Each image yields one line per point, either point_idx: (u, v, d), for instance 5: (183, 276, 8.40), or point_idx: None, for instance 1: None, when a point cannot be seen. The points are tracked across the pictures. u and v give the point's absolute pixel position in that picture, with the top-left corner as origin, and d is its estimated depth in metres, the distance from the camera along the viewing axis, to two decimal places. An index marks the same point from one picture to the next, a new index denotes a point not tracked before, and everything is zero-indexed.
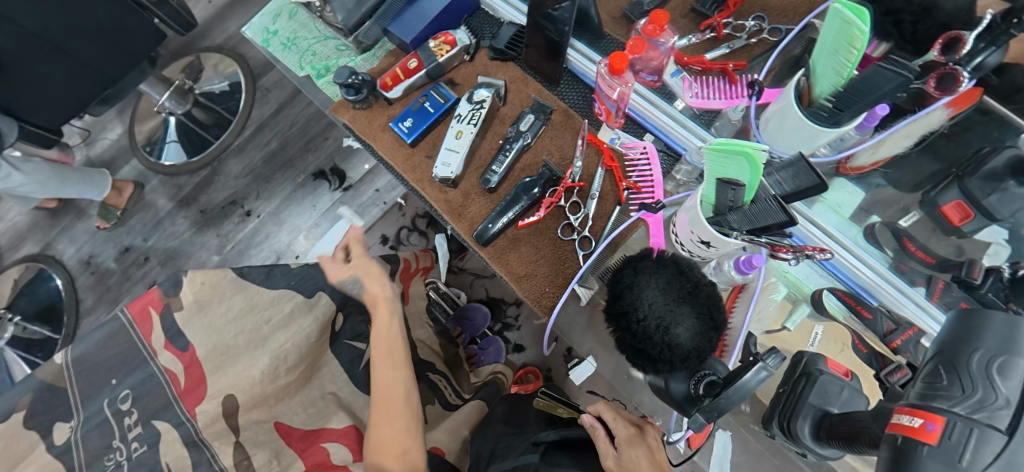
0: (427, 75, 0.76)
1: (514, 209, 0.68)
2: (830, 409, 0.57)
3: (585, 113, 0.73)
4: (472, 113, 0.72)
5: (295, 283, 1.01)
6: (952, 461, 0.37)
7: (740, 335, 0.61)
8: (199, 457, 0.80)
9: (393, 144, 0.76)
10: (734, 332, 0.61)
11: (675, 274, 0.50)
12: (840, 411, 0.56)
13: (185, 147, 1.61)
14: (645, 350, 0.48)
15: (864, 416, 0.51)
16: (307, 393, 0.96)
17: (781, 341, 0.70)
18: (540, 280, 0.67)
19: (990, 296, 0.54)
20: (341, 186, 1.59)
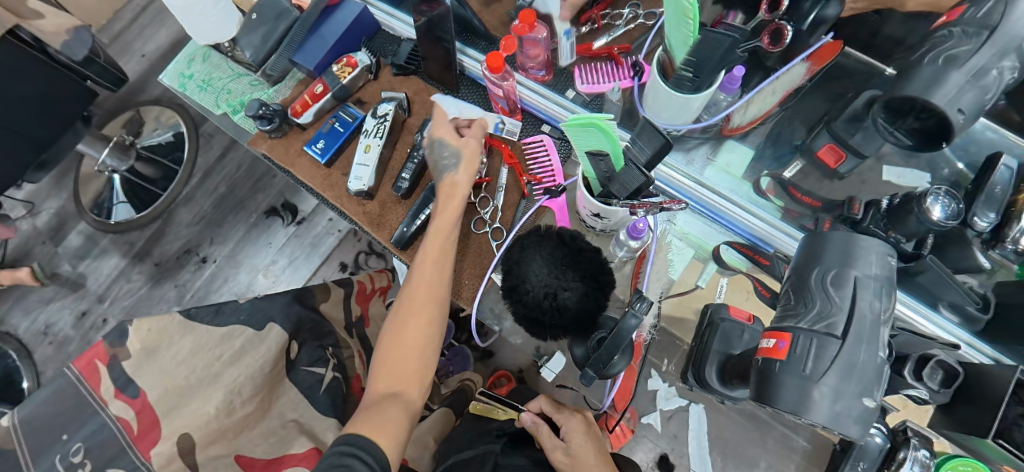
0: (334, 98, 0.79)
1: (427, 210, 0.72)
2: (733, 352, 0.61)
3: (487, 114, 0.78)
4: (378, 126, 0.75)
5: (244, 317, 1.02)
6: (799, 371, 0.40)
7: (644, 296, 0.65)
8: None
9: (311, 167, 0.79)
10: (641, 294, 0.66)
11: (558, 245, 0.54)
12: (740, 352, 0.60)
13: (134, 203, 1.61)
14: (538, 318, 0.52)
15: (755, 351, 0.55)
16: (268, 423, 0.96)
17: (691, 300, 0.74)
18: (458, 273, 0.71)
19: (873, 227, 0.66)
20: (294, 221, 1.61)
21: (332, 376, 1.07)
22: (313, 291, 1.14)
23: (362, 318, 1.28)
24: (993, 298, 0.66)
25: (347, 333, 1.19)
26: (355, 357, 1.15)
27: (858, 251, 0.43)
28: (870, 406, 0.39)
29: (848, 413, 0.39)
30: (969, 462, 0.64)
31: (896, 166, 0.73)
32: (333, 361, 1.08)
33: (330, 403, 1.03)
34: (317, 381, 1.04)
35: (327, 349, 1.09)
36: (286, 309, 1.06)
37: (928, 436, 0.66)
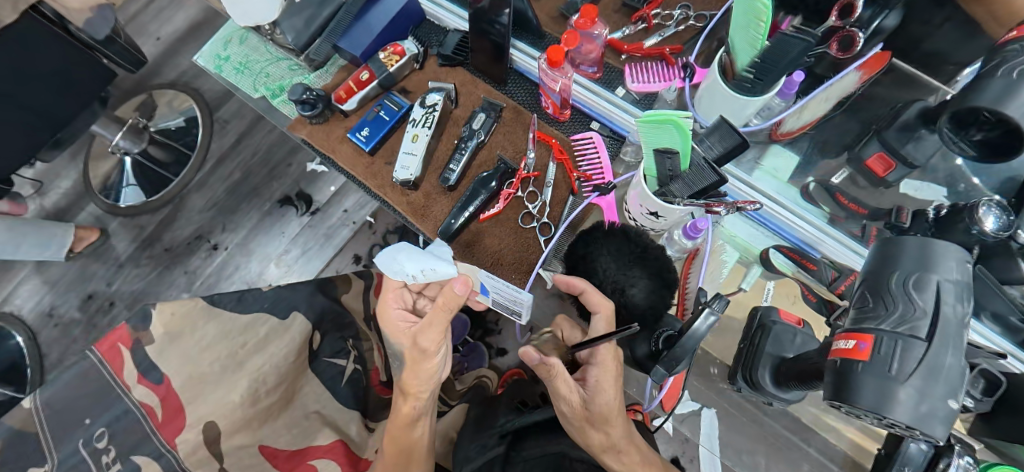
0: (379, 86, 0.78)
1: (474, 203, 0.71)
2: (786, 355, 0.61)
3: (534, 108, 0.77)
4: (426, 116, 0.74)
5: (268, 306, 1.00)
6: (883, 372, 0.40)
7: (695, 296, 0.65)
8: None
9: (353, 154, 0.78)
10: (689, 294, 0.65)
11: (624, 241, 0.54)
12: (794, 355, 0.60)
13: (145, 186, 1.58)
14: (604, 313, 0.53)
15: (814, 354, 0.55)
16: (291, 414, 0.95)
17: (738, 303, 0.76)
18: (505, 268, 0.70)
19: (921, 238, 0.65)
20: (309, 211, 1.58)
21: (354, 368, 1.05)
22: (335, 282, 1.12)
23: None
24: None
25: (367, 326, 1.18)
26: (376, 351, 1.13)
27: (936, 254, 0.43)
28: (954, 408, 0.40)
29: (933, 414, 0.39)
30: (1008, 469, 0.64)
31: (914, 179, 0.73)
32: (354, 352, 1.05)
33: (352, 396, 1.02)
34: (340, 373, 1.03)
35: (349, 341, 1.06)
36: (310, 299, 1.04)
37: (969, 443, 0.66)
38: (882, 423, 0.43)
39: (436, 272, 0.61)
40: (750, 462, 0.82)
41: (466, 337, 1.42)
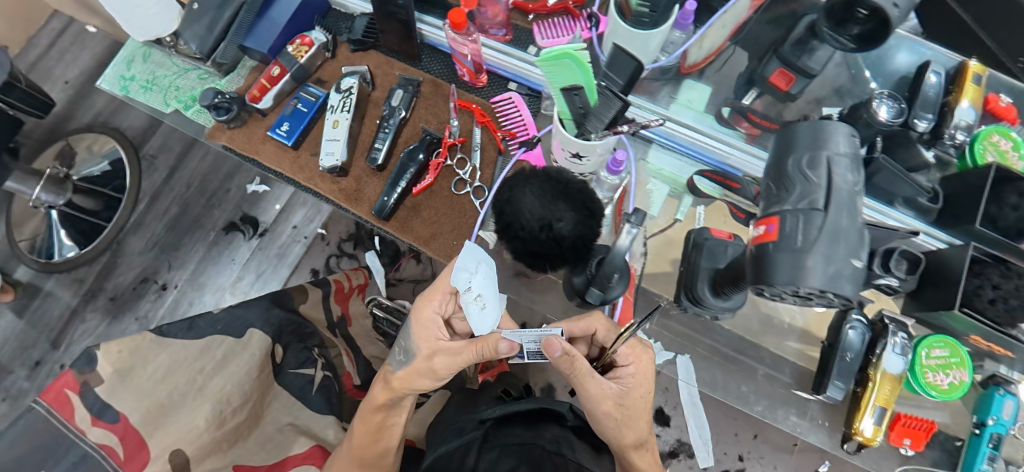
0: (293, 79, 0.77)
1: (405, 178, 0.71)
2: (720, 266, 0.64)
3: (451, 79, 0.78)
4: (344, 101, 0.74)
5: (222, 327, 0.98)
6: (791, 246, 0.42)
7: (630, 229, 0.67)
8: None
9: (277, 152, 0.76)
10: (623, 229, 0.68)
11: (544, 180, 0.55)
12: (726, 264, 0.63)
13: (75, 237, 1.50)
14: (537, 251, 0.53)
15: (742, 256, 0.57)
16: (262, 430, 0.94)
17: (673, 235, 0.77)
18: (444, 236, 0.71)
19: None
20: (256, 233, 1.54)
21: (323, 375, 1.05)
22: (290, 294, 1.11)
23: (344, 318, 1.27)
24: (942, 191, 0.71)
25: (331, 333, 1.18)
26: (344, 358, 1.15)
27: (828, 134, 0.45)
28: (861, 267, 0.42)
29: (842, 275, 0.41)
30: (943, 339, 0.67)
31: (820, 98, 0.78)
32: (321, 359, 1.07)
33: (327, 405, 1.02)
34: (308, 381, 1.03)
35: (313, 350, 1.08)
36: (265, 314, 1.04)
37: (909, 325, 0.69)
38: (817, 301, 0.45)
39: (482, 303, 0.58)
40: None
41: None
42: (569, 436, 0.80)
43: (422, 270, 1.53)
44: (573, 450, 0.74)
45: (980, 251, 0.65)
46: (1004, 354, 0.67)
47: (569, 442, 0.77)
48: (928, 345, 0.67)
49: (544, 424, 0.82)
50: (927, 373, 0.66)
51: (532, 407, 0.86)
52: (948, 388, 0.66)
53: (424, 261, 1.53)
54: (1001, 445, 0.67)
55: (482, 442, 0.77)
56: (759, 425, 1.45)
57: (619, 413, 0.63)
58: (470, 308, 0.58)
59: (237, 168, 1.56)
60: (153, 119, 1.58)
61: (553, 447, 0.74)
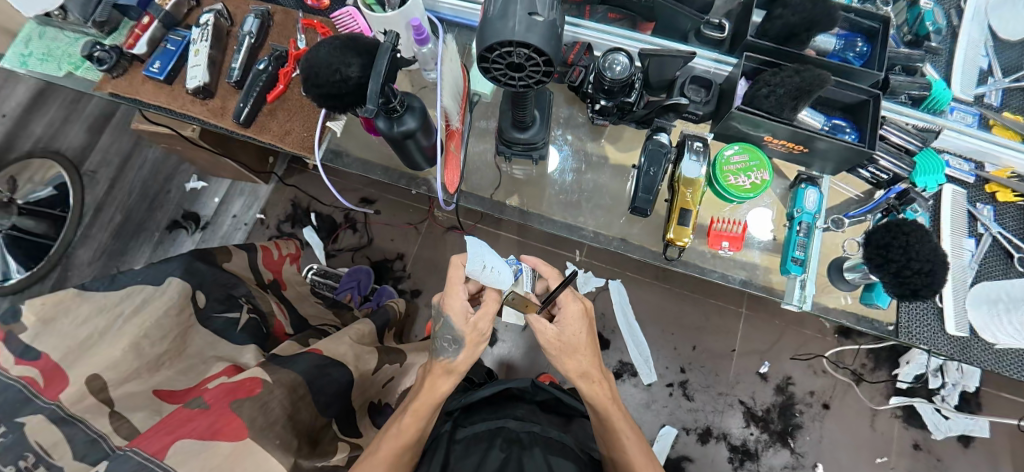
0: (162, 26, 0.89)
1: (256, 89, 0.81)
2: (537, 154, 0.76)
3: (300, 8, 0.90)
4: (203, 33, 0.84)
5: (144, 279, 0.86)
6: (486, 17, 0.51)
7: (450, 94, 0.73)
8: (70, 432, 0.70)
9: (155, 89, 0.87)
10: (451, 94, 0.73)
11: (344, 39, 0.64)
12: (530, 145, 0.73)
13: (20, 258, 1.51)
14: (331, 92, 0.63)
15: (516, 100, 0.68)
16: (186, 361, 0.87)
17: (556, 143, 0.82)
18: (298, 132, 0.82)
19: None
20: (198, 227, 1.59)
21: (249, 317, 1.00)
22: (211, 251, 1.02)
23: (277, 282, 1.21)
24: (733, 25, 0.77)
25: (262, 289, 1.12)
26: (274, 306, 1.10)
27: None
28: (542, 22, 0.50)
29: (526, 27, 0.49)
30: (740, 145, 0.73)
31: None
32: (248, 305, 1.02)
33: (251, 340, 0.97)
34: (232, 321, 0.97)
35: (242, 299, 1.01)
36: (185, 263, 0.93)
37: (707, 138, 0.75)
38: (524, 61, 0.52)
39: (492, 272, 0.71)
40: (604, 239, 0.80)
41: (372, 286, 1.48)
42: (537, 412, 0.85)
43: (358, 237, 1.56)
44: (536, 423, 0.78)
45: (754, 63, 0.71)
46: (801, 152, 0.72)
47: (535, 417, 0.81)
48: (729, 153, 0.72)
49: (512, 404, 0.86)
50: (728, 176, 0.71)
51: (495, 391, 0.87)
52: (749, 188, 0.71)
53: (360, 230, 1.57)
54: (809, 232, 0.71)
55: (450, 435, 0.76)
56: (697, 336, 1.45)
57: (557, 346, 0.71)
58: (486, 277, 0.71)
59: (176, 170, 1.64)
60: (91, 136, 1.65)
61: (518, 427, 0.76)
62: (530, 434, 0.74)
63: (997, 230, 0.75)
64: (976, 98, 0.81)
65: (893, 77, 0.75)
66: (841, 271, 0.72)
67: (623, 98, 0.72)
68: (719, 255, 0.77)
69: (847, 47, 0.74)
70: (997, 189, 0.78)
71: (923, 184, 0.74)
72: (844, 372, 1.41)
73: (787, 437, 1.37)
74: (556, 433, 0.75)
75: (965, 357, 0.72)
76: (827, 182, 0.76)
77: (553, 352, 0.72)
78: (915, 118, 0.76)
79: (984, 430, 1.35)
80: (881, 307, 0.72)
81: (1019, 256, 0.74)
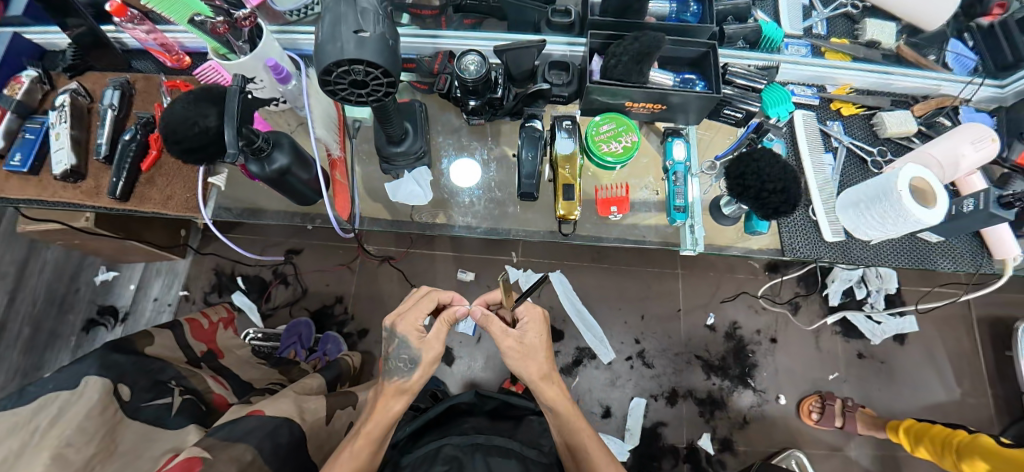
0: (16, 116, 0.85)
1: (127, 160, 0.79)
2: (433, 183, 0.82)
3: (161, 72, 0.89)
4: (60, 115, 0.82)
5: (55, 385, 0.80)
6: (317, 45, 0.53)
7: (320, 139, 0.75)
8: None
9: (21, 183, 0.83)
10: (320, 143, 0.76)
11: (197, 92, 0.64)
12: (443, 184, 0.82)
13: None
14: (194, 145, 0.62)
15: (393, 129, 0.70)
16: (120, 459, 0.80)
17: (480, 130, 0.84)
18: (181, 195, 0.80)
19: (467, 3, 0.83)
20: (119, 319, 1.49)
21: (184, 399, 0.94)
22: (127, 338, 0.96)
23: (212, 352, 1.15)
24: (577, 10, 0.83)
25: (193, 366, 1.06)
26: (210, 381, 1.03)
27: None
28: (369, 37, 0.52)
29: (357, 46, 0.51)
30: (606, 116, 0.77)
31: None
32: (180, 387, 0.95)
33: (189, 423, 0.92)
34: (164, 406, 0.90)
35: (171, 381, 0.94)
36: (98, 358, 0.87)
37: (576, 115, 0.79)
38: (365, 78, 0.54)
39: (410, 194, 0.79)
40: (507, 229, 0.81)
41: (316, 336, 1.44)
42: (483, 422, 0.85)
43: (293, 290, 1.51)
44: (482, 434, 0.77)
45: (599, 37, 0.76)
46: (662, 110, 0.78)
47: (479, 429, 0.81)
48: (597, 124, 0.77)
49: (459, 419, 0.86)
50: (601, 144, 0.75)
51: (442, 410, 0.87)
52: (622, 151, 0.75)
53: (293, 282, 1.52)
54: (684, 180, 0.77)
55: (395, 464, 0.75)
56: (643, 305, 1.50)
57: (517, 345, 0.74)
58: (409, 199, 0.79)
59: (82, 266, 1.54)
60: None
61: (462, 441, 0.74)
62: (472, 446, 0.73)
63: (847, 142, 0.84)
64: (805, 31, 0.90)
65: (727, 28, 0.83)
66: (719, 208, 0.78)
67: (490, 95, 0.75)
68: (609, 222, 0.80)
69: (682, 9, 0.81)
70: (841, 105, 0.88)
71: (777, 115, 0.82)
72: (781, 304, 1.50)
73: (747, 378, 1.43)
74: (502, 440, 0.75)
75: (847, 259, 0.80)
76: (693, 131, 0.82)
77: (514, 354, 0.74)
78: (755, 58, 0.84)
79: (912, 325, 1.47)
80: (763, 233, 0.78)
81: (873, 160, 0.83)
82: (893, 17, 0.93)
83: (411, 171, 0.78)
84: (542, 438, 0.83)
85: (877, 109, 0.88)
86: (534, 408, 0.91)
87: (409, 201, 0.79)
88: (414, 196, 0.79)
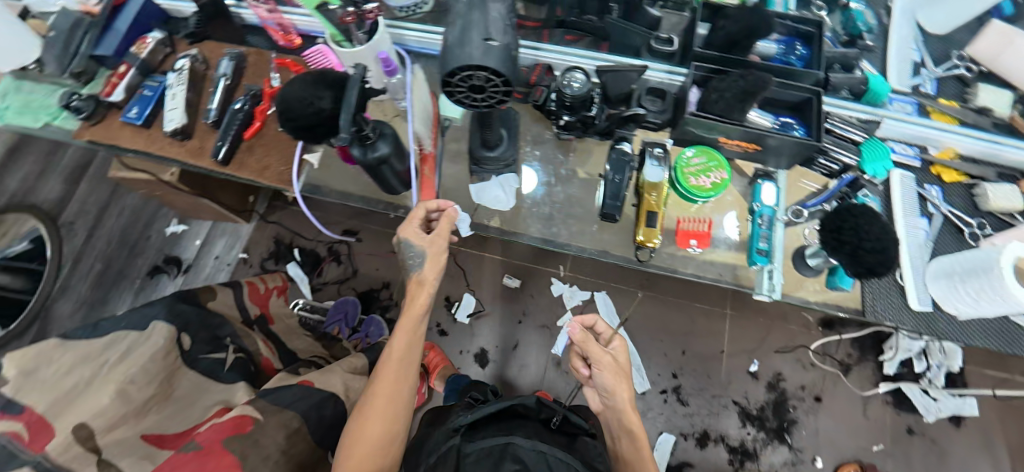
0: (139, 73, 0.92)
1: (232, 128, 0.84)
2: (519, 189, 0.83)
3: (272, 49, 0.94)
4: (178, 78, 0.88)
5: (126, 324, 0.84)
6: (446, 47, 0.55)
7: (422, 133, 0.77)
8: None
9: (134, 134, 0.90)
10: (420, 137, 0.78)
11: (315, 75, 0.67)
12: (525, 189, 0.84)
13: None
14: (307, 123, 0.66)
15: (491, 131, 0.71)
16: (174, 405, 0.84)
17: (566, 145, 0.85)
18: (276, 166, 0.85)
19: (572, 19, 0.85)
20: (181, 270, 1.58)
21: (235, 357, 0.98)
22: (194, 291, 1.01)
23: (263, 316, 1.20)
24: (680, 39, 0.83)
25: (248, 327, 1.11)
26: (261, 345, 1.07)
27: None
28: (497, 46, 0.54)
29: (485, 53, 0.53)
30: (697, 148, 0.77)
31: None
32: (234, 346, 0.99)
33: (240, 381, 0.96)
34: (218, 362, 0.94)
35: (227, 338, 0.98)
36: (168, 306, 0.91)
37: (667, 144, 0.79)
38: (485, 83, 0.56)
39: (494, 198, 0.82)
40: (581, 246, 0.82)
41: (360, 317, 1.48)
42: (541, 431, 0.85)
43: (343, 269, 1.56)
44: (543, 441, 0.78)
45: (703, 70, 0.75)
46: (756, 151, 0.77)
47: (538, 436, 0.81)
48: (688, 156, 0.76)
49: (517, 422, 0.87)
50: (690, 177, 0.75)
51: (504, 406, 0.88)
52: (711, 187, 0.74)
53: (345, 262, 1.57)
54: (771, 224, 0.75)
55: (459, 449, 0.77)
56: (686, 341, 1.46)
57: (613, 367, 0.77)
58: (492, 201, 0.82)
59: (155, 215, 1.64)
60: (68, 189, 1.65)
61: (527, 444, 0.76)
62: (539, 453, 0.74)
63: (946, 210, 0.80)
64: (913, 89, 0.87)
65: (833, 75, 0.81)
66: (803, 258, 0.76)
67: (584, 112, 0.76)
68: (688, 254, 0.79)
69: (788, 51, 0.80)
70: (941, 170, 0.84)
71: (873, 171, 0.79)
72: (831, 363, 1.43)
73: (784, 434, 1.38)
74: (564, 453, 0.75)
75: (931, 332, 0.76)
76: (783, 176, 0.80)
77: (613, 371, 0.77)
78: (857, 110, 0.82)
79: (973, 408, 1.38)
80: (845, 290, 0.75)
81: (970, 231, 0.79)
82: (1008, 84, 0.87)
83: (497, 176, 0.82)
84: (598, 462, 0.80)
85: (981, 179, 0.83)
86: (589, 429, 0.88)
87: (493, 202, 0.82)
88: (495, 198, 0.82)
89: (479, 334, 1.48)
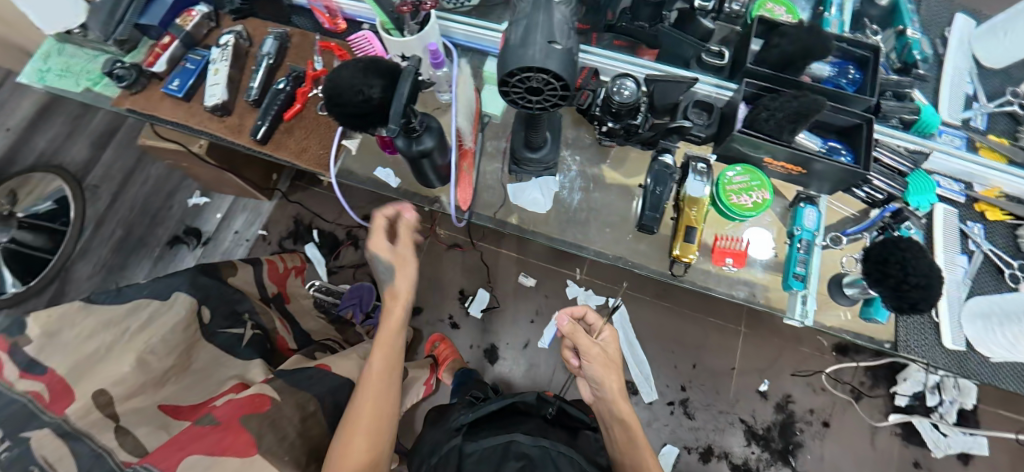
0: (182, 45, 0.92)
1: (274, 109, 0.84)
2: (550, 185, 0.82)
3: (316, 31, 0.94)
4: (222, 53, 0.88)
5: (148, 293, 0.84)
6: (507, 47, 0.54)
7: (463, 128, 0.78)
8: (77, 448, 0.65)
9: (174, 106, 0.90)
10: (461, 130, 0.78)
11: (366, 62, 0.66)
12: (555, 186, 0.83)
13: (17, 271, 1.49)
14: (355, 110, 0.65)
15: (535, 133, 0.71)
16: (191, 377, 0.83)
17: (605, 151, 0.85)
18: (314, 149, 0.85)
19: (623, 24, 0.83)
20: (200, 242, 1.59)
21: (253, 333, 0.97)
22: (217, 266, 1.01)
23: (280, 295, 1.20)
24: (731, 52, 0.81)
25: (266, 305, 1.11)
26: (277, 323, 1.06)
27: None
28: (560, 49, 0.53)
29: (548, 56, 0.52)
30: (740, 166, 0.76)
31: None
32: (251, 322, 0.98)
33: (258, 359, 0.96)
34: (236, 337, 0.93)
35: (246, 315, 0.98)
36: (191, 278, 0.91)
37: (710, 159, 0.78)
38: (543, 86, 0.55)
39: (530, 200, 0.81)
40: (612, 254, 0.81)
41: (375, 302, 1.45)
42: (543, 427, 0.86)
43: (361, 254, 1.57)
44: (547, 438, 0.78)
45: (754, 86, 0.74)
46: (800, 173, 0.76)
47: (540, 432, 0.82)
48: (730, 174, 0.75)
49: (520, 419, 0.88)
50: (731, 195, 0.74)
51: (504, 404, 0.89)
52: (752, 206, 0.74)
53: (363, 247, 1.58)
54: (808, 249, 0.75)
55: (461, 449, 0.77)
56: (697, 354, 1.46)
57: (597, 358, 0.75)
58: (527, 203, 0.82)
59: (178, 186, 1.65)
60: (94, 152, 1.66)
61: (528, 441, 0.77)
62: (541, 449, 0.75)
63: (987, 248, 0.79)
64: (963, 122, 0.85)
65: (884, 103, 0.79)
66: (841, 286, 0.76)
67: (629, 121, 0.75)
68: (723, 272, 0.78)
69: (841, 74, 0.79)
70: (986, 208, 0.82)
71: (917, 204, 0.77)
72: (843, 389, 1.42)
73: (788, 456, 1.37)
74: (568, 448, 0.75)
75: (960, 370, 0.75)
76: (823, 201, 0.79)
77: (602, 363, 0.75)
78: (906, 140, 0.80)
79: (983, 447, 1.36)
80: (880, 321, 0.74)
81: (1011, 271, 0.78)
82: None
83: (536, 179, 0.81)
84: (598, 456, 0.83)
85: None
86: (591, 422, 0.90)
87: (531, 205, 0.82)
88: (530, 201, 0.82)
89: (491, 330, 1.48)
